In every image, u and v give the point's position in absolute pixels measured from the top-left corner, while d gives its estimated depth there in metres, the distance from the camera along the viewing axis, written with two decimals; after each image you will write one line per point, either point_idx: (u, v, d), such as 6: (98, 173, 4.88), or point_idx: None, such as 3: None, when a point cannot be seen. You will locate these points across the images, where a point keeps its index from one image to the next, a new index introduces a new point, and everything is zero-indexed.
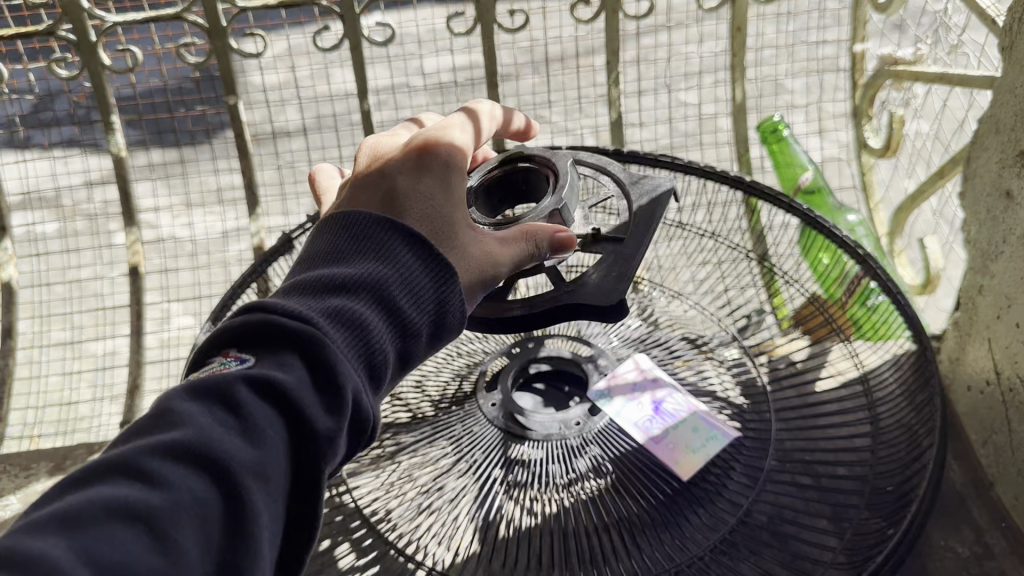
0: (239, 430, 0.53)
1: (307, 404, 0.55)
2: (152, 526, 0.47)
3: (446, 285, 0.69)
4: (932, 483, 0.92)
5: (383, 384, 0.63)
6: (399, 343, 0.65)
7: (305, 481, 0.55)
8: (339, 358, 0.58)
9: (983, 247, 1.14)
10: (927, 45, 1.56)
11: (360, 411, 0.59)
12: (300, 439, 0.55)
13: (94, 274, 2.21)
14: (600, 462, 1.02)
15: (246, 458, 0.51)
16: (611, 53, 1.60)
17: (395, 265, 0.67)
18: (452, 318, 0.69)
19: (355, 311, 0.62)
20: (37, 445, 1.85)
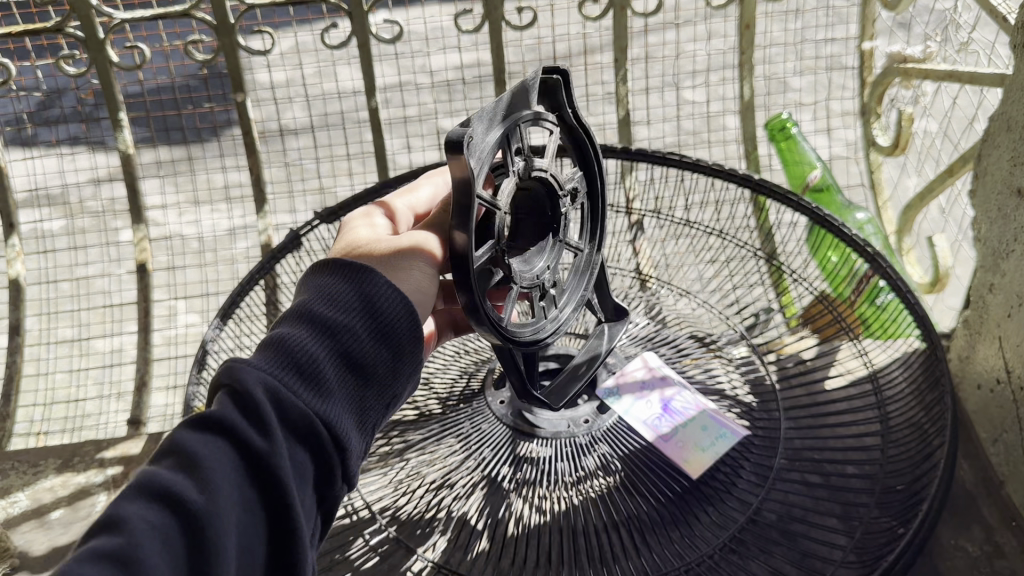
0: (181, 464, 0.55)
1: (234, 418, 0.57)
2: (120, 560, 0.49)
3: (370, 285, 0.70)
4: (944, 481, 0.92)
5: (331, 389, 0.63)
6: (341, 350, 0.66)
7: (267, 491, 0.56)
8: (252, 372, 0.60)
9: (993, 245, 1.13)
10: (937, 43, 1.55)
11: (298, 411, 0.60)
12: (244, 451, 0.56)
13: (102, 270, 2.22)
14: (608, 460, 1.02)
15: (187, 482, 0.53)
16: (619, 50, 1.60)
17: (315, 292, 0.69)
18: (394, 316, 0.70)
19: (276, 336, 0.64)
20: (44, 442, 1.86)
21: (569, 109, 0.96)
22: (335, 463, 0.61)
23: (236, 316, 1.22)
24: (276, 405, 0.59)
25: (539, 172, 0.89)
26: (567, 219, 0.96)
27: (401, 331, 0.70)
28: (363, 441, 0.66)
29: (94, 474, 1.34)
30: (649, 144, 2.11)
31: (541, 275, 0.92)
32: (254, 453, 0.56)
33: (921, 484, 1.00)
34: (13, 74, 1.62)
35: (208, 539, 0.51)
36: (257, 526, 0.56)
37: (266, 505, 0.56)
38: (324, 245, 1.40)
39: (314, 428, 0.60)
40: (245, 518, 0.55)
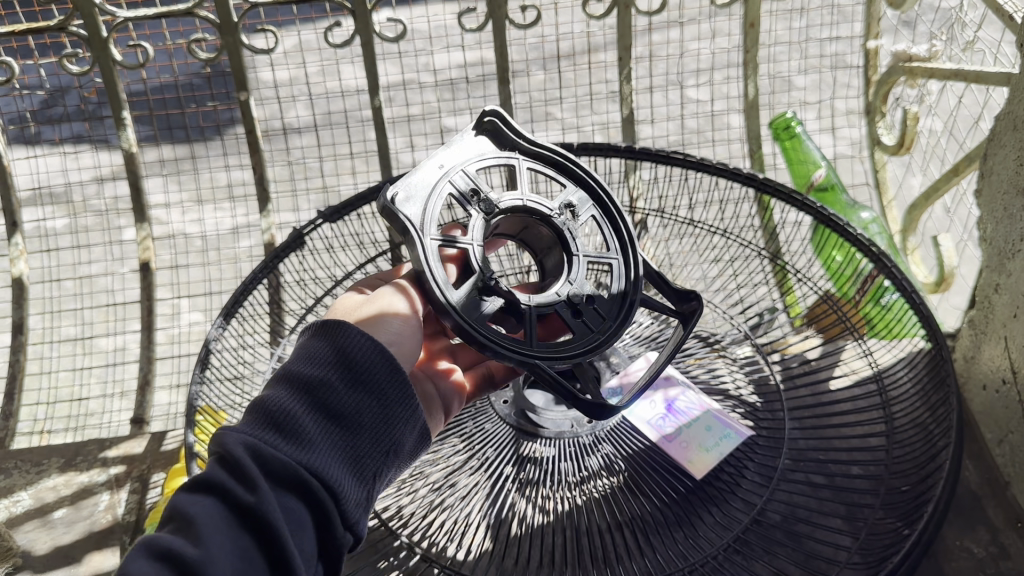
0: (178, 527, 0.59)
1: (222, 479, 0.60)
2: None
3: (344, 342, 0.71)
4: (950, 482, 0.92)
5: (315, 441, 0.65)
6: (318, 406, 0.68)
7: (262, 541, 0.59)
8: (235, 438, 0.63)
9: (999, 245, 1.13)
10: (943, 41, 1.54)
11: (278, 461, 0.62)
12: (235, 508, 0.60)
13: (104, 269, 2.22)
14: (612, 460, 1.02)
15: (183, 541, 0.57)
16: (623, 49, 1.59)
17: (299, 353, 0.72)
18: (371, 364, 0.72)
19: (257, 401, 0.67)
20: (47, 440, 1.87)
21: (523, 140, 1.00)
22: (332, 511, 0.63)
23: (240, 316, 1.22)
24: (257, 461, 0.62)
25: (508, 202, 0.94)
26: (569, 233, 0.95)
27: (380, 379, 0.71)
28: (362, 485, 0.67)
29: (97, 473, 1.33)
30: (652, 143, 2.10)
31: (561, 292, 0.91)
32: (243, 506, 0.59)
33: (927, 485, 1.00)
34: (16, 72, 1.62)
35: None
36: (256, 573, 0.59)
37: (262, 554, 0.59)
38: (328, 245, 1.40)
39: (299, 479, 0.62)
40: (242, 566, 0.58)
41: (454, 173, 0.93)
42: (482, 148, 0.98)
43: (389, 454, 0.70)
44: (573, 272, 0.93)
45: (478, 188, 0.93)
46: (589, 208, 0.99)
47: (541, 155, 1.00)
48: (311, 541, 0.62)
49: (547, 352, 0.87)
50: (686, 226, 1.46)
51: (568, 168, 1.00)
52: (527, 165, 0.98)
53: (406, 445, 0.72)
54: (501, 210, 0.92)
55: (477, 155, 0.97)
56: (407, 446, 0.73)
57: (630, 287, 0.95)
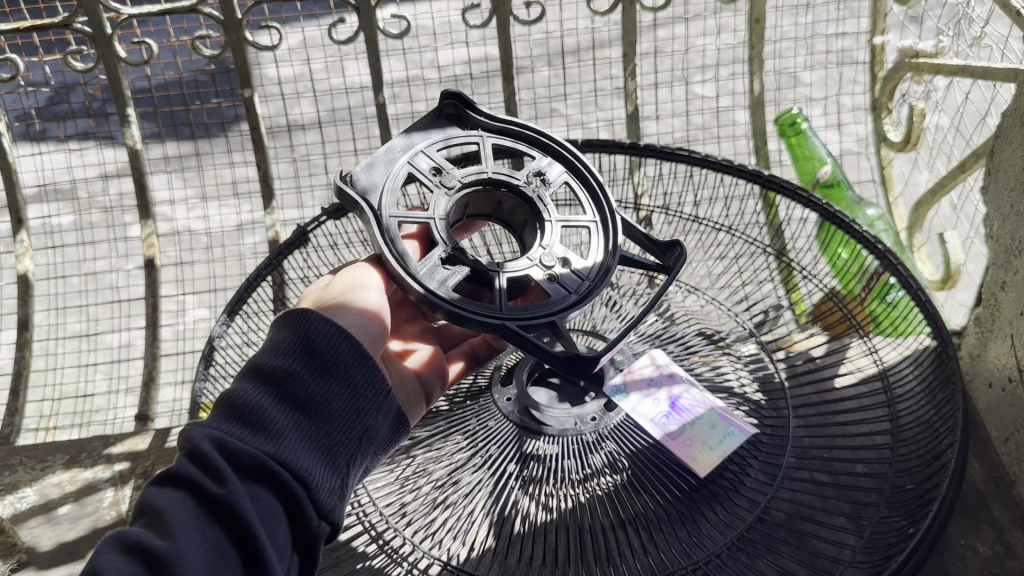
0: (147, 520, 0.59)
1: (191, 471, 0.61)
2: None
3: (310, 335, 0.72)
4: (955, 480, 0.91)
5: (283, 431, 0.66)
6: (286, 397, 0.68)
7: (233, 532, 0.59)
8: (201, 430, 0.63)
9: (1006, 244, 1.12)
10: (950, 38, 1.53)
11: (244, 452, 0.62)
12: (204, 500, 0.60)
13: (110, 266, 2.23)
14: (615, 458, 1.01)
15: (152, 534, 0.57)
16: (628, 45, 1.58)
17: (265, 346, 0.73)
18: (337, 353, 0.72)
19: (224, 395, 0.68)
20: (53, 436, 1.89)
21: (486, 116, 1.02)
22: (304, 501, 0.64)
23: (244, 312, 1.22)
24: (225, 453, 0.62)
25: (472, 176, 0.97)
26: (540, 201, 0.96)
27: (346, 370, 0.72)
28: (335, 474, 0.68)
29: (102, 470, 1.34)
30: (657, 139, 2.10)
31: (534, 257, 0.92)
32: (212, 498, 0.60)
33: (933, 483, 0.99)
34: (21, 70, 1.62)
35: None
36: (226, 563, 0.58)
37: (232, 545, 0.59)
38: (331, 241, 1.40)
39: (268, 469, 0.62)
40: (211, 557, 0.58)
41: (415, 155, 0.97)
42: (448, 130, 1.01)
43: (360, 441, 0.71)
44: (547, 234, 0.94)
45: (440, 167, 0.97)
46: (561, 173, 1.00)
47: (507, 130, 1.02)
48: (283, 530, 0.63)
49: (516, 313, 0.87)
50: (691, 223, 1.46)
51: (537, 139, 1.02)
52: (492, 140, 1.00)
53: (377, 432, 0.73)
54: (466, 184, 0.95)
55: (441, 138, 1.00)
56: (379, 434, 0.73)
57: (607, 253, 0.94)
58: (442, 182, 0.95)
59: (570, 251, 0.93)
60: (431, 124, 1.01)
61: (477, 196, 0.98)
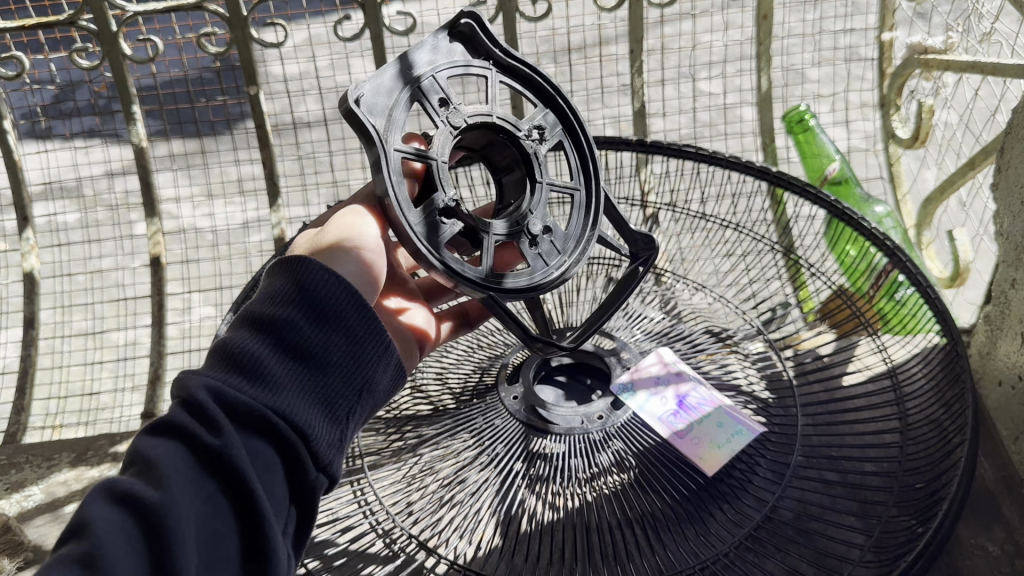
0: (139, 470, 0.57)
1: (186, 420, 0.59)
2: (83, 555, 0.51)
3: (310, 286, 0.70)
4: (965, 480, 0.90)
5: (281, 383, 0.64)
6: (286, 348, 0.66)
7: (229, 485, 0.58)
8: (196, 378, 0.61)
9: (1017, 241, 1.11)
10: (959, 33, 1.52)
11: (243, 404, 0.61)
12: (199, 451, 0.58)
13: (115, 264, 2.23)
14: (623, 456, 1.00)
15: (144, 483, 0.55)
16: (635, 42, 1.58)
17: (260, 294, 0.70)
18: (338, 305, 0.70)
19: (220, 343, 0.66)
20: (60, 434, 1.89)
21: (497, 49, 0.96)
22: (301, 454, 0.62)
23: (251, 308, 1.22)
24: (223, 403, 0.60)
25: (481, 116, 0.92)
26: (539, 158, 0.95)
27: (346, 323, 0.70)
28: (334, 426, 0.66)
29: (108, 468, 1.34)
30: (664, 136, 2.09)
31: (522, 221, 0.93)
32: (208, 450, 0.58)
33: (941, 482, 0.99)
34: (26, 67, 1.61)
35: (167, 527, 0.53)
36: (220, 514, 0.57)
37: (226, 496, 0.58)
38: None
39: (267, 421, 0.61)
40: (203, 507, 0.56)
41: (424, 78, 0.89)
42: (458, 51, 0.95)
43: (360, 393, 0.70)
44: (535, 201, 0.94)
45: (449, 98, 0.90)
46: (557, 132, 0.99)
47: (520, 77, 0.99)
48: (279, 481, 0.62)
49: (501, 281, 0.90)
50: (698, 220, 1.45)
51: (549, 95, 1.00)
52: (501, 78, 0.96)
53: (377, 385, 0.71)
54: (474, 124, 0.90)
55: (450, 61, 0.93)
56: (378, 386, 0.72)
57: (586, 228, 0.99)
58: (446, 115, 0.89)
59: (556, 222, 0.95)
60: (437, 37, 0.93)
61: (476, 134, 0.94)
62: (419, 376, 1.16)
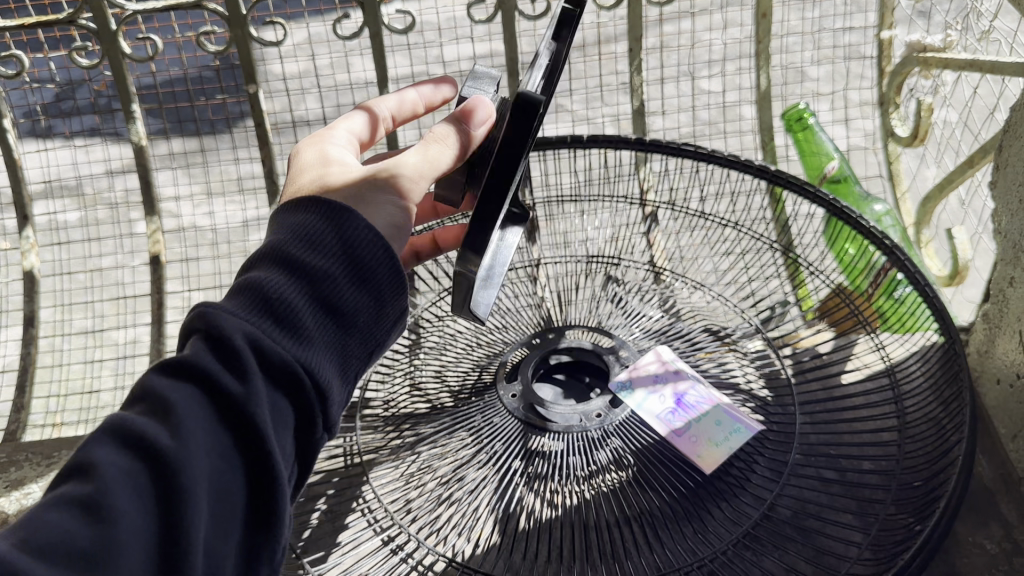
0: (154, 410, 0.52)
1: (209, 364, 0.54)
2: (86, 501, 0.48)
3: (346, 233, 0.63)
4: (963, 479, 0.90)
5: (309, 335, 0.59)
6: (317, 298, 0.61)
7: (245, 440, 0.53)
8: (226, 321, 0.56)
9: (1015, 239, 1.11)
10: (958, 32, 1.52)
11: (273, 356, 0.56)
12: (218, 400, 0.54)
13: (115, 262, 2.24)
14: (621, 454, 1.01)
15: (159, 426, 0.51)
16: (634, 40, 1.58)
17: (289, 231, 0.63)
18: (374, 258, 0.64)
19: (248, 283, 0.59)
20: (60, 432, 1.89)
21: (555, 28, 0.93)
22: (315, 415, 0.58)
23: None
24: (254, 351, 0.55)
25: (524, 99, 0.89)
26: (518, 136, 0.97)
27: (379, 277, 0.64)
28: (346, 388, 0.62)
29: None
30: (663, 135, 2.10)
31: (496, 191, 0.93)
32: (229, 400, 0.53)
33: (939, 481, 0.99)
34: (26, 67, 1.62)
35: (175, 480, 0.49)
36: (232, 471, 0.53)
37: (241, 451, 0.53)
38: None
39: (294, 376, 0.56)
40: (216, 463, 0.52)
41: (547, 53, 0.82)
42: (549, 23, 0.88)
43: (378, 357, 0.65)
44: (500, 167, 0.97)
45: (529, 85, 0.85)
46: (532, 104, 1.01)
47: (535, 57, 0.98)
48: (288, 441, 0.57)
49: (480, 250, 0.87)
50: (697, 219, 1.45)
51: None
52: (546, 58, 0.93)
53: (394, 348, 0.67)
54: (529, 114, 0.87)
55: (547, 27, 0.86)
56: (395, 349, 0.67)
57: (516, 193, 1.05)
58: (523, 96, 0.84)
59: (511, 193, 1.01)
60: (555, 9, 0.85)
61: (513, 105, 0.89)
62: (418, 374, 1.17)
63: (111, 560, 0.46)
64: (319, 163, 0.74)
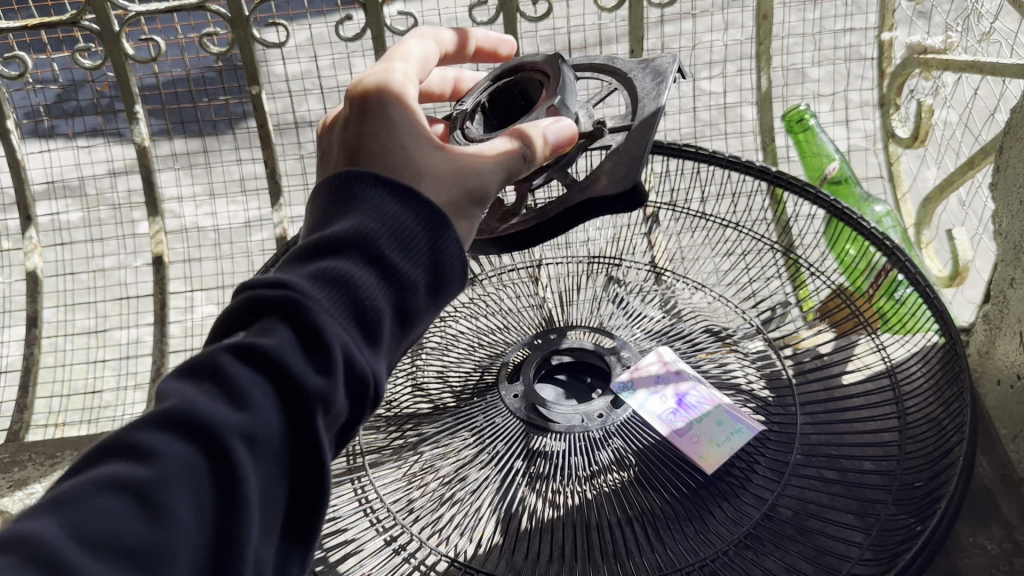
0: (225, 398, 0.46)
1: (296, 366, 0.48)
2: (143, 494, 0.42)
3: (436, 234, 0.58)
4: (962, 478, 0.91)
5: (383, 345, 0.54)
6: (394, 298, 0.56)
7: (303, 455, 0.48)
8: (322, 318, 0.50)
9: (1015, 240, 1.11)
10: (958, 33, 1.52)
11: (357, 368, 0.51)
12: (293, 405, 0.48)
13: (118, 263, 2.25)
14: (623, 454, 1.01)
15: (231, 423, 0.45)
16: (636, 41, 1.58)
17: (381, 213, 0.57)
18: (451, 264, 0.59)
19: (340, 269, 0.53)
20: (62, 432, 1.90)
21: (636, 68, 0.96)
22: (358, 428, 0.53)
23: None
24: (343, 360, 0.50)
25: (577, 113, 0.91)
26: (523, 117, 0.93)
27: (451, 283, 0.60)
28: None
29: None
30: (664, 136, 2.11)
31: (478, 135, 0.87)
32: (306, 411, 0.48)
33: (939, 481, 0.99)
34: (28, 67, 1.62)
35: (240, 488, 0.44)
36: (286, 479, 0.48)
37: (300, 459, 0.48)
38: None
39: (365, 396, 0.52)
40: (275, 469, 0.47)
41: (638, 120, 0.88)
42: (662, 89, 0.91)
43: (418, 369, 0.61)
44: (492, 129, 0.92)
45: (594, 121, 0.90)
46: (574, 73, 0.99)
47: (626, 77, 0.96)
48: (331, 448, 0.52)
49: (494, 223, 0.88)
50: (698, 219, 1.45)
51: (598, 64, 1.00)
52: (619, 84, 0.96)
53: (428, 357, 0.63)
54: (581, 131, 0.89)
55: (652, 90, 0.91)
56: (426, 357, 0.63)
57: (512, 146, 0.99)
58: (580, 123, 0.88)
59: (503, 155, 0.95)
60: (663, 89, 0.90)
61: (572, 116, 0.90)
62: (420, 374, 1.17)
63: (164, 567, 0.41)
64: (408, 106, 0.68)
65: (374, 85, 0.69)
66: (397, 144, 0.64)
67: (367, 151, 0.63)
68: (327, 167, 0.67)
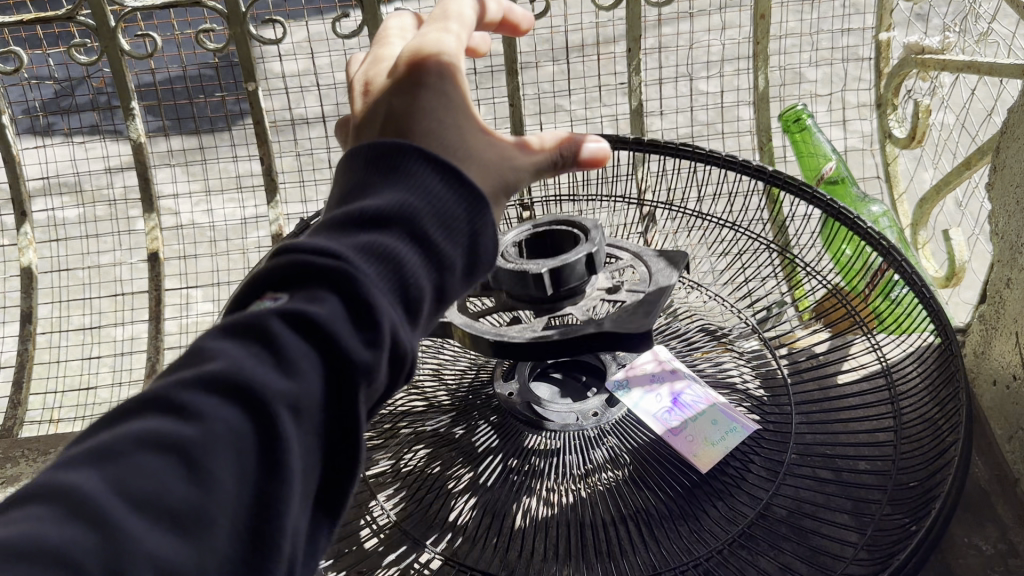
0: (273, 364, 0.45)
1: (347, 339, 0.47)
2: (187, 457, 0.41)
3: (476, 215, 0.57)
4: (957, 478, 0.90)
5: (421, 322, 0.53)
6: (432, 276, 0.54)
7: (341, 429, 0.47)
8: (375, 294, 0.48)
9: (1012, 239, 1.11)
10: (956, 33, 1.52)
11: (399, 347, 0.50)
12: (338, 377, 0.47)
13: (114, 260, 2.26)
14: (617, 453, 1.01)
15: (279, 393, 0.44)
16: (633, 40, 1.57)
17: (426, 189, 0.55)
18: (486, 248, 0.58)
19: (388, 245, 0.52)
20: (58, 428, 1.91)
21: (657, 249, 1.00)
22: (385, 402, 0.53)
23: None
24: (390, 337, 0.49)
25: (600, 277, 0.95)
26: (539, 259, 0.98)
27: (482, 263, 0.59)
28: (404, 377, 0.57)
29: None
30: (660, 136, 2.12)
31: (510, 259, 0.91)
32: (352, 387, 0.47)
33: (934, 482, 0.99)
34: (24, 62, 1.60)
35: (282, 459, 0.43)
36: (321, 450, 0.47)
37: (337, 430, 0.47)
38: None
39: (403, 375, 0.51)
40: (312, 439, 0.46)
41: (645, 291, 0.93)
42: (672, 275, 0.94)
43: None
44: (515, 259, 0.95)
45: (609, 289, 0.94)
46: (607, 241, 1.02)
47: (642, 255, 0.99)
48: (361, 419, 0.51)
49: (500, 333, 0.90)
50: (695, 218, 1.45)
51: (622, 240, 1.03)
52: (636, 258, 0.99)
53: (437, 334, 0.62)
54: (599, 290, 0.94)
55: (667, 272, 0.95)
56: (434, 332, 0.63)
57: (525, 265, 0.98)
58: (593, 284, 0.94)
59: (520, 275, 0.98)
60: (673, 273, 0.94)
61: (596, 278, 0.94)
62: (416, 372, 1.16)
63: (204, 530, 0.40)
64: (463, 80, 0.64)
65: (431, 50, 0.65)
66: (448, 123, 0.61)
67: (420, 126, 0.61)
68: (367, 121, 0.64)
